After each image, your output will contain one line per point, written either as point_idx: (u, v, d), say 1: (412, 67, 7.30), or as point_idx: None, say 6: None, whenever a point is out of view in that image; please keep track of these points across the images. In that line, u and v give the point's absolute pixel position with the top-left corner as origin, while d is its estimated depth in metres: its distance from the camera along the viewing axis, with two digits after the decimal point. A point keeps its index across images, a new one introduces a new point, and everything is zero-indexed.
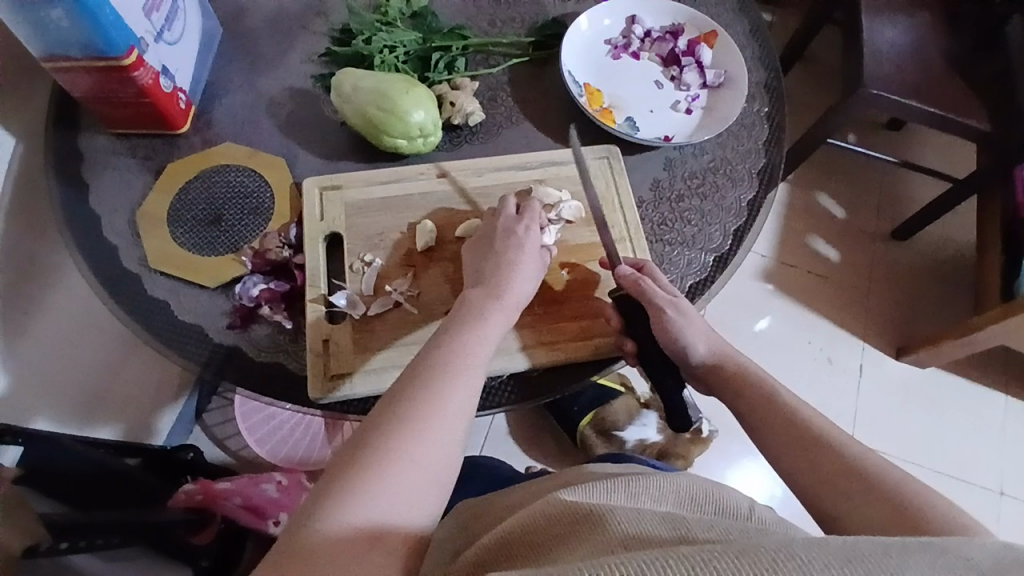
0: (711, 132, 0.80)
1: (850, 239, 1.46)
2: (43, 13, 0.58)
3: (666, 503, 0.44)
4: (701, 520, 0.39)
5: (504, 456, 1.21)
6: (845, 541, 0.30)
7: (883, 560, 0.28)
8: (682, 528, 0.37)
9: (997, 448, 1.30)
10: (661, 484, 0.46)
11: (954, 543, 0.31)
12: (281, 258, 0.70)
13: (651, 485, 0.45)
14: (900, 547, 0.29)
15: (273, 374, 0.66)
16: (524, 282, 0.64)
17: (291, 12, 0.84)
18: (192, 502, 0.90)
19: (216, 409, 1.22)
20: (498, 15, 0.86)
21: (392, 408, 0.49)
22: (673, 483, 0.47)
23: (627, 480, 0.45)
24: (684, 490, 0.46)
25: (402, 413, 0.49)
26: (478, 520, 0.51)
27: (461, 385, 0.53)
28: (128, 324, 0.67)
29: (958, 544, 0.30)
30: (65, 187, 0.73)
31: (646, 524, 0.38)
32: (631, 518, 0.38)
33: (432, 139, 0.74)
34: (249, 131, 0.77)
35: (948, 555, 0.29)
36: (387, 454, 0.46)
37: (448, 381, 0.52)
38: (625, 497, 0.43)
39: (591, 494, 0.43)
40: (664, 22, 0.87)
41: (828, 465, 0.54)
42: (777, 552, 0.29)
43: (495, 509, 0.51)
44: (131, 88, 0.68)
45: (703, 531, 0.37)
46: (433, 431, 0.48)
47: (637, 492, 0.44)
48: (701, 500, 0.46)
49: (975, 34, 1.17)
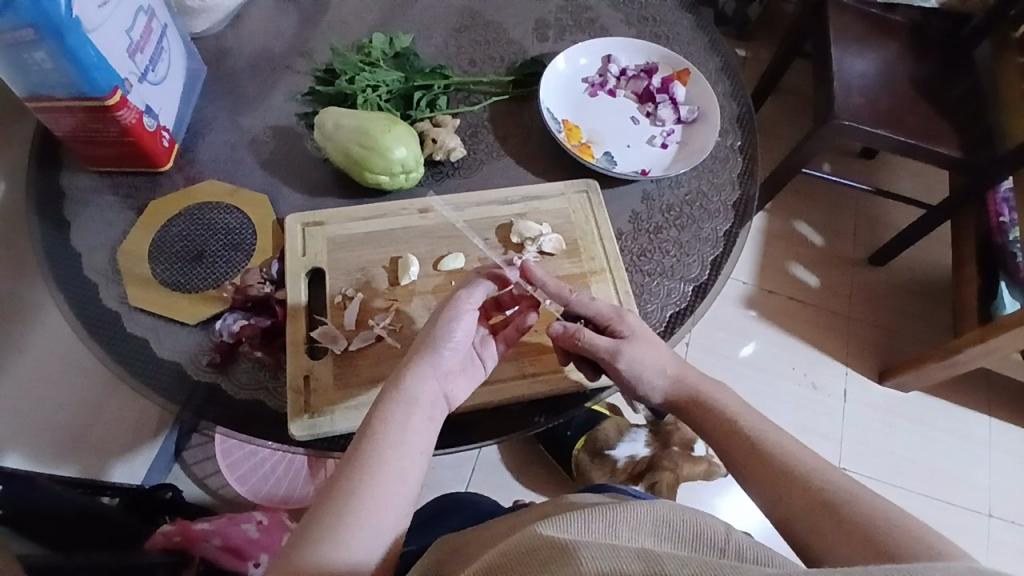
0: (686, 165, 0.82)
1: (829, 265, 1.49)
2: (26, 54, 0.59)
3: (648, 536, 0.44)
4: (677, 555, 0.39)
5: (493, 488, 1.20)
6: None
7: None
8: (656, 564, 0.37)
9: (982, 469, 1.31)
10: (642, 513, 0.46)
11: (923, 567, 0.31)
12: (262, 293, 0.70)
13: (633, 515, 0.45)
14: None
15: (254, 411, 0.65)
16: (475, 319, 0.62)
17: (275, 53, 0.86)
18: (170, 543, 0.88)
19: (196, 447, 1.17)
20: (478, 54, 0.88)
21: (353, 460, 0.52)
22: (653, 511, 0.47)
23: (609, 510, 0.45)
24: (664, 519, 0.46)
25: (361, 464, 0.51)
26: (457, 554, 0.50)
27: (416, 428, 0.54)
28: (107, 363, 0.66)
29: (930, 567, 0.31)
30: (45, 225, 0.73)
31: (616, 560, 0.38)
32: (603, 555, 0.38)
33: (414, 174, 0.75)
34: (232, 169, 0.78)
35: None
36: (350, 506, 0.49)
37: (403, 427, 0.54)
38: (607, 531, 0.43)
39: (566, 528, 0.43)
40: (639, 60, 0.90)
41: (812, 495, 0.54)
42: None
43: (474, 542, 0.50)
44: (114, 127, 0.69)
45: (679, 566, 0.37)
46: (390, 478, 0.51)
47: (618, 522, 0.44)
48: (681, 530, 0.46)
49: (940, 66, 1.22)
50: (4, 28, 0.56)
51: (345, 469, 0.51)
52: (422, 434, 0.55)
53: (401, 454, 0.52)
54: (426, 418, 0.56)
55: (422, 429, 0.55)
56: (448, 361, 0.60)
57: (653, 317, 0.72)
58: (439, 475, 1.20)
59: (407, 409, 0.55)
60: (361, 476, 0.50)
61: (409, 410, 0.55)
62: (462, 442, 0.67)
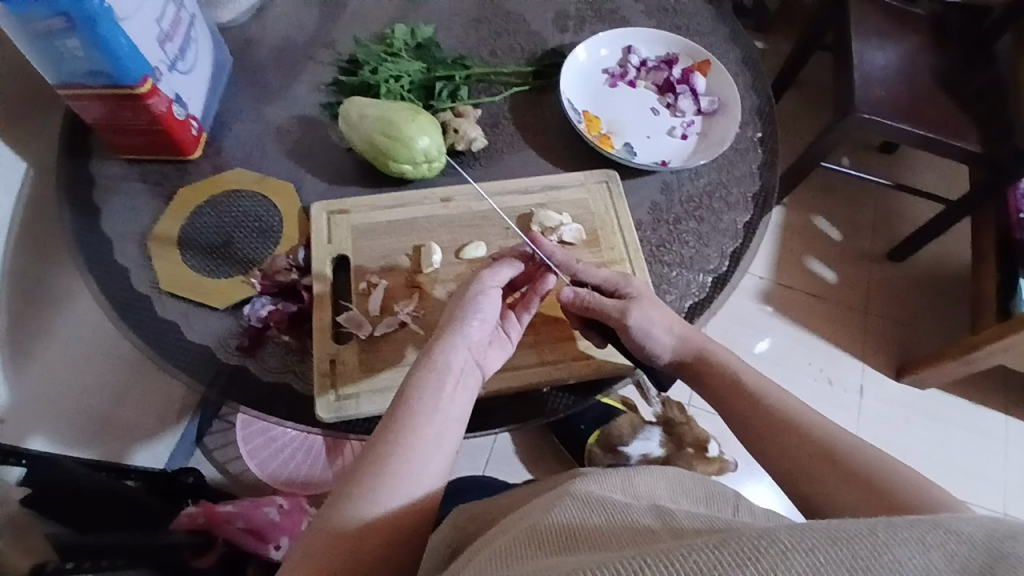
0: (706, 156, 0.83)
1: (846, 259, 1.48)
2: (58, 43, 0.61)
3: (664, 490, 0.46)
4: (693, 513, 0.41)
5: (507, 478, 1.21)
6: (838, 524, 0.32)
7: (875, 543, 0.31)
8: (668, 517, 0.40)
9: (998, 464, 1.30)
10: (658, 474, 0.47)
11: (950, 519, 0.33)
12: (289, 280, 0.71)
13: (646, 475, 0.47)
14: (890, 527, 0.32)
15: (280, 394, 0.67)
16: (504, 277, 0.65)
17: (299, 44, 0.87)
18: (195, 524, 0.90)
19: (217, 433, 1.19)
20: (498, 45, 0.89)
21: (392, 422, 0.54)
22: (668, 475, 0.48)
23: (625, 470, 0.47)
24: (678, 484, 0.48)
25: (399, 428, 0.53)
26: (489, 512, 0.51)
27: (451, 396, 0.56)
28: (137, 346, 0.68)
29: (954, 521, 0.33)
30: (77, 212, 0.75)
31: (594, 513, 0.40)
32: (580, 508, 0.40)
33: (437, 164, 0.76)
34: (258, 158, 0.79)
35: (942, 535, 0.31)
36: (387, 468, 0.50)
37: (436, 396, 0.56)
38: (621, 487, 0.44)
39: (587, 483, 0.44)
40: (659, 52, 0.90)
41: (827, 463, 0.55)
42: (763, 539, 0.31)
43: (502, 502, 0.51)
44: (145, 116, 0.70)
45: (689, 520, 0.39)
46: (429, 440, 0.53)
47: (632, 479, 0.46)
48: (695, 491, 0.47)
49: (962, 58, 1.21)
50: (36, 16, 0.58)
51: (384, 431, 0.53)
52: (458, 398, 0.57)
53: (438, 418, 0.55)
54: (460, 383, 0.58)
55: (456, 398, 0.57)
56: (479, 331, 0.61)
57: (671, 306, 0.73)
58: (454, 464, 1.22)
59: (442, 376, 0.57)
60: (401, 438, 0.52)
61: (445, 376, 0.57)
62: (482, 428, 0.68)
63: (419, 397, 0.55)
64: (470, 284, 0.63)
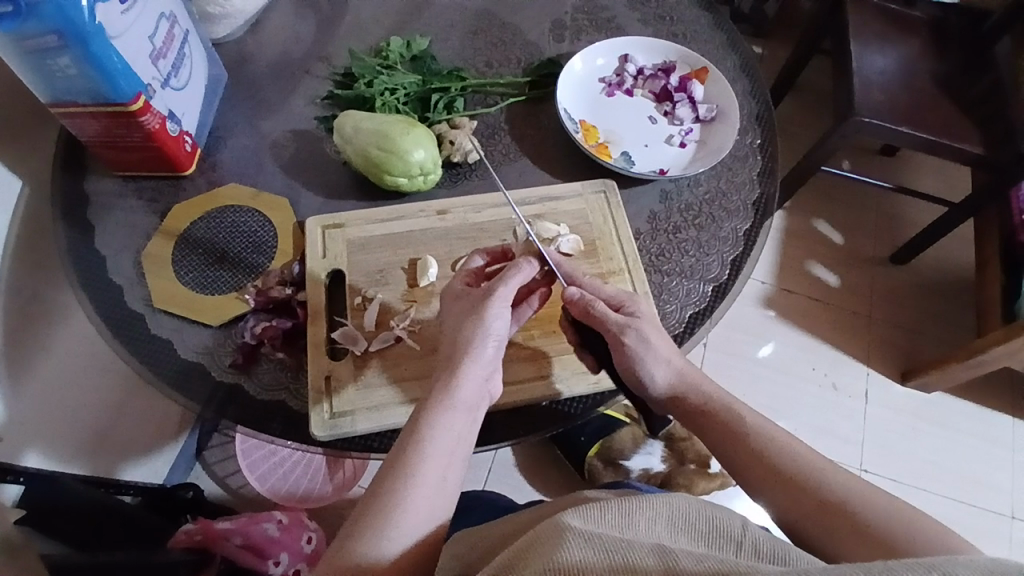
0: (705, 164, 0.82)
1: (849, 263, 1.47)
2: (50, 60, 0.60)
3: (664, 527, 0.45)
4: (694, 553, 0.40)
5: (509, 490, 1.20)
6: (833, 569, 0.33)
7: None
8: (671, 558, 0.39)
9: (1005, 470, 1.28)
10: (658, 503, 0.47)
11: (945, 561, 0.33)
12: (283, 295, 0.70)
13: (649, 506, 0.46)
14: (884, 569, 0.32)
15: (274, 413, 0.66)
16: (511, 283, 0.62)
17: (295, 57, 0.87)
18: (192, 542, 0.89)
19: (217, 447, 1.19)
20: (494, 56, 0.89)
21: (396, 462, 0.53)
22: (671, 505, 0.47)
23: (626, 500, 0.46)
24: (680, 509, 0.47)
25: (408, 469, 0.52)
26: (479, 547, 0.50)
27: (458, 433, 0.56)
28: (132, 364, 0.68)
29: (948, 562, 0.33)
30: (71, 229, 0.74)
31: (598, 553, 0.39)
32: (585, 547, 0.39)
33: (432, 177, 0.76)
34: (254, 173, 0.79)
35: None
36: (396, 510, 0.50)
37: (445, 433, 0.55)
38: (621, 522, 0.44)
39: (590, 517, 0.44)
40: (656, 60, 0.90)
41: (821, 498, 0.54)
42: None
43: (495, 531, 0.51)
44: (138, 132, 0.70)
45: (694, 564, 0.39)
46: (435, 482, 0.52)
47: (636, 512, 0.45)
48: (696, 523, 0.46)
49: (962, 62, 1.20)
50: (28, 33, 0.57)
51: (389, 473, 0.52)
52: (462, 434, 0.56)
53: (443, 456, 0.54)
54: (467, 417, 0.57)
55: (463, 434, 0.56)
56: (489, 357, 0.60)
57: (672, 317, 0.72)
58: None
59: (452, 412, 0.56)
60: (406, 480, 0.52)
61: (452, 410, 0.56)
62: (480, 443, 0.67)
63: (426, 436, 0.54)
64: (481, 302, 0.61)
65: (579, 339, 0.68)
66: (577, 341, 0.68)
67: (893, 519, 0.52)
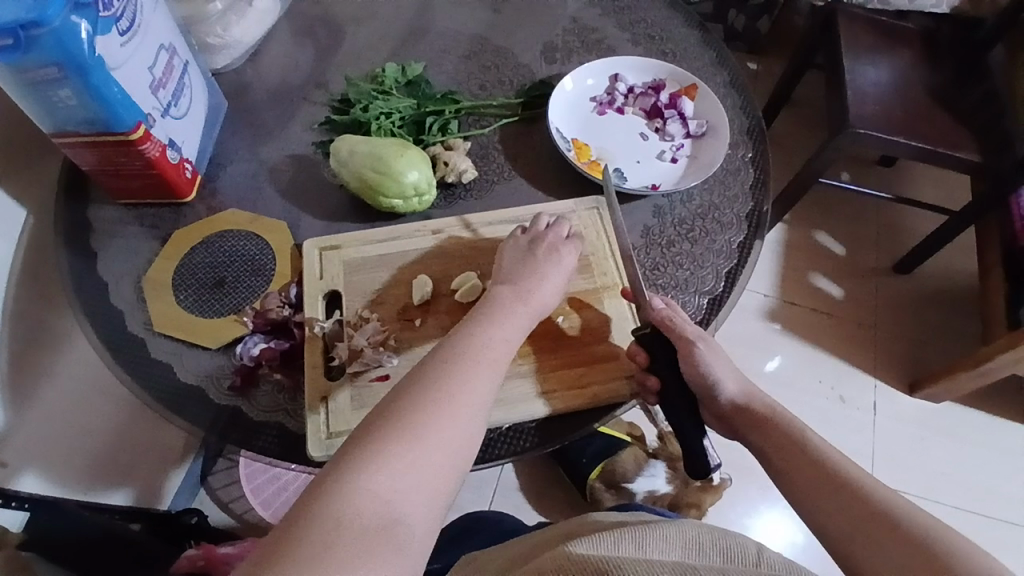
0: (697, 179, 0.83)
1: (851, 275, 1.47)
2: (52, 92, 0.62)
3: (674, 552, 0.46)
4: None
5: (514, 511, 1.19)
6: None
7: None
8: None
9: (1020, 480, 1.26)
10: (671, 534, 0.48)
11: None
12: (281, 317, 0.71)
13: (659, 538, 0.47)
14: None
15: (275, 433, 0.67)
16: (547, 292, 0.68)
17: (293, 85, 0.89)
18: (195, 568, 0.88)
19: (221, 472, 1.18)
20: (487, 79, 0.90)
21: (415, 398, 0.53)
22: (683, 530, 0.49)
23: (637, 533, 0.47)
24: (693, 540, 0.48)
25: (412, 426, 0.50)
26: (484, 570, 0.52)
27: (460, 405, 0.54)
28: (132, 388, 0.69)
29: None
30: (74, 257, 0.76)
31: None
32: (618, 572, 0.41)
33: (427, 197, 0.77)
34: (253, 198, 0.80)
35: None
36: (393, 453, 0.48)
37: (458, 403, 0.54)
38: (633, 551, 0.45)
39: (602, 548, 0.45)
40: (646, 78, 0.91)
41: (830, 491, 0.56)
42: None
43: (507, 555, 0.53)
44: (139, 160, 0.72)
45: None
46: (436, 445, 0.50)
47: (645, 540, 0.47)
48: (704, 547, 0.47)
49: (955, 70, 1.21)
50: (29, 66, 0.59)
51: (394, 418, 0.51)
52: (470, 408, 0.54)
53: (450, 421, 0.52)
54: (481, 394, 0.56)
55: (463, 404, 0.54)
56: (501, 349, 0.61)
57: None
58: (460, 497, 1.20)
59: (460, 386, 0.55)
60: (381, 480, 0.46)
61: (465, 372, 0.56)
62: (478, 461, 0.67)
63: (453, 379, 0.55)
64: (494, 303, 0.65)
65: (648, 362, 0.68)
66: (645, 362, 0.68)
67: (882, 503, 0.53)
